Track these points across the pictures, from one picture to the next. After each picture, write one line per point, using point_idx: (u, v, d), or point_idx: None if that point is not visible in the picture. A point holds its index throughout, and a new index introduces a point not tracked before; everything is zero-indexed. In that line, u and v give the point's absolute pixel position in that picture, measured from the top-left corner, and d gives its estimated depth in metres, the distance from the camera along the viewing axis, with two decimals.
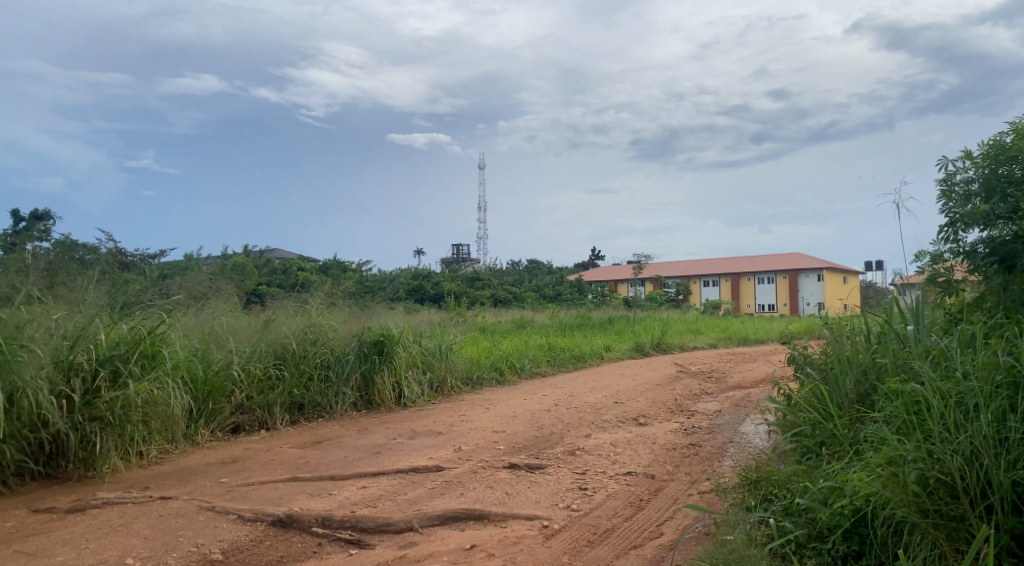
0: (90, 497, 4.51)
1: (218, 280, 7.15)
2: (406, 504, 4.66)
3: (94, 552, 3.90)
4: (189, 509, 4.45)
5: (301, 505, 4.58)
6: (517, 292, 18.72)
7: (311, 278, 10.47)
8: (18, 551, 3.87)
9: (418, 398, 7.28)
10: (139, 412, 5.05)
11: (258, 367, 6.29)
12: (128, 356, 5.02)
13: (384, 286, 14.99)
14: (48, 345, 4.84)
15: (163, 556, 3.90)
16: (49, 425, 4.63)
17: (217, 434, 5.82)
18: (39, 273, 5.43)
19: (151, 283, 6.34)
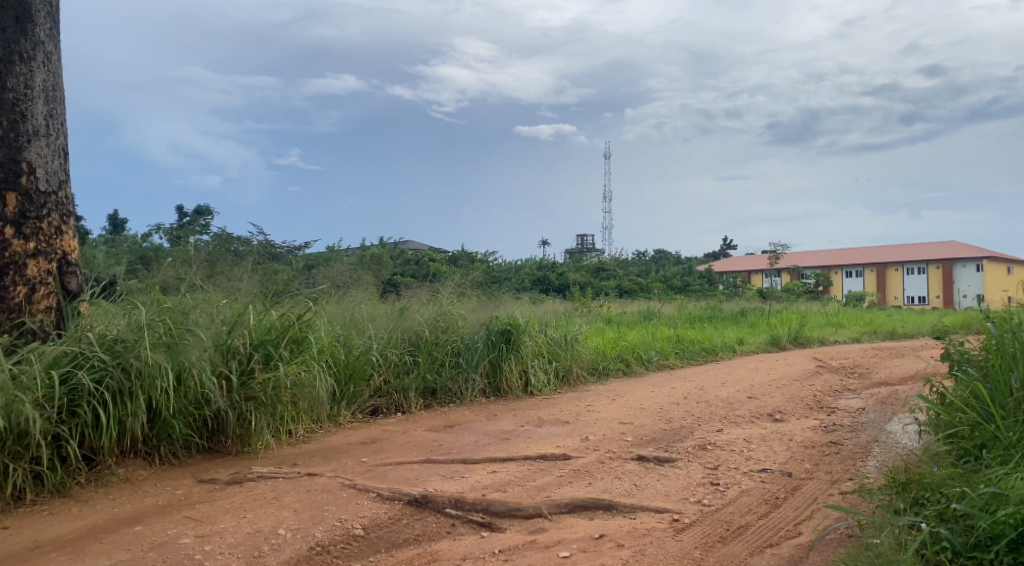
0: (247, 471, 4.90)
1: (358, 270, 7.54)
2: (535, 490, 4.74)
3: (251, 521, 4.24)
4: (334, 486, 4.74)
5: (435, 486, 4.76)
6: (643, 283, 18.47)
7: (442, 269, 10.82)
8: (187, 517, 4.26)
9: (544, 387, 7.36)
10: (288, 393, 5.43)
11: (394, 353, 6.57)
12: (279, 341, 5.50)
13: (511, 277, 15.27)
14: (210, 329, 5.27)
15: (311, 528, 4.18)
16: (212, 403, 5.06)
17: (357, 416, 6.14)
18: (200, 264, 5.95)
19: (298, 273, 6.78)
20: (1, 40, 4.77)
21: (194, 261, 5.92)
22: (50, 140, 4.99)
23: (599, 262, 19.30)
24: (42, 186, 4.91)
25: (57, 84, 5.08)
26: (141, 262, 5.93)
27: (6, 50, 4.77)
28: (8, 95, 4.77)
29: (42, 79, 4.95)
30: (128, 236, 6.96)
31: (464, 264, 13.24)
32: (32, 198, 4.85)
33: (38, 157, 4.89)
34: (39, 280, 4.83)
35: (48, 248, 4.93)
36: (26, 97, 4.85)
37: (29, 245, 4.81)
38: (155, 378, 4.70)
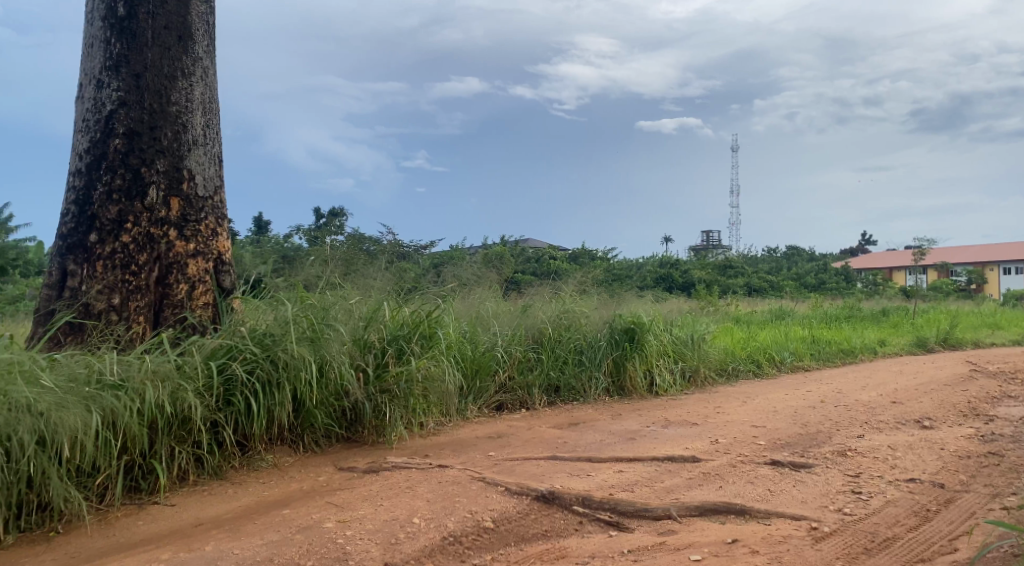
0: (383, 460, 5.12)
1: (482, 268, 7.71)
2: (664, 492, 4.67)
3: (387, 509, 4.42)
4: (464, 478, 4.87)
5: (562, 483, 4.78)
6: (774, 280, 17.75)
7: (564, 267, 10.86)
8: (329, 502, 4.50)
9: (669, 387, 7.24)
10: (420, 386, 5.63)
11: (518, 350, 6.66)
12: (410, 337, 5.72)
13: (634, 275, 15.12)
14: (348, 324, 5.54)
15: (443, 519, 4.30)
16: (350, 394, 5.32)
17: (483, 411, 6.26)
18: (337, 262, 6.28)
19: (426, 272, 7.03)
20: (166, 58, 5.21)
21: (332, 261, 6.25)
22: (207, 148, 5.41)
23: (725, 259, 18.75)
24: (201, 192, 5.33)
25: (213, 96, 5.50)
26: (284, 261, 6.32)
27: (171, 67, 5.22)
28: (173, 108, 5.21)
29: (200, 92, 5.37)
30: (271, 238, 7.46)
31: (587, 262, 13.22)
32: (192, 202, 5.28)
33: (197, 165, 5.32)
34: (198, 279, 5.25)
35: (206, 248, 5.35)
36: (187, 110, 5.28)
37: (189, 246, 5.23)
38: (299, 370, 4.99)
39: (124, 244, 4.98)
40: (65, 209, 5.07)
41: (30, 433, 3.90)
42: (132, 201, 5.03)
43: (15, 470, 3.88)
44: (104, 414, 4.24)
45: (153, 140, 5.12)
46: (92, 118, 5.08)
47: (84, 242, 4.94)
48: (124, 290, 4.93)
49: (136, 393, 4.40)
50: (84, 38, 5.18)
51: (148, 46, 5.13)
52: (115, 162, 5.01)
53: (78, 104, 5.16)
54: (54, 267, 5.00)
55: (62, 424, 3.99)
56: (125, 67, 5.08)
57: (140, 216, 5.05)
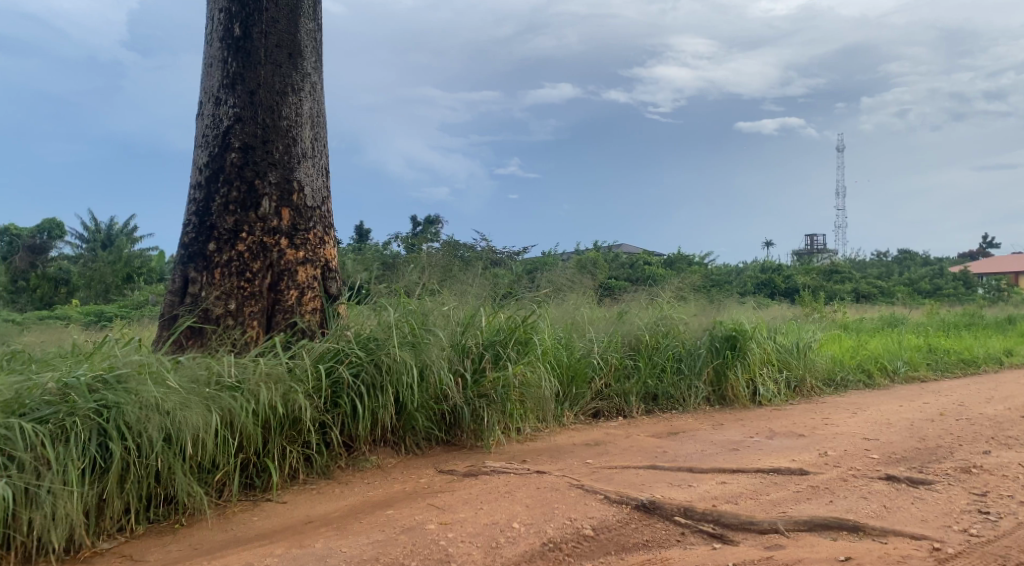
0: (481, 464, 5.17)
1: (577, 274, 7.71)
2: (770, 505, 4.51)
3: (487, 513, 4.46)
4: (562, 485, 4.86)
5: (662, 493, 4.70)
6: (884, 285, 16.88)
7: (659, 272, 10.71)
8: (431, 504, 4.59)
9: (773, 397, 7.01)
10: (516, 392, 5.66)
11: (614, 357, 6.60)
12: (507, 342, 5.77)
13: (734, 280, 14.74)
14: (446, 329, 5.65)
15: (543, 525, 4.30)
16: (449, 398, 5.42)
17: (580, 418, 6.23)
18: (435, 269, 6.42)
19: (521, 279, 7.09)
20: (278, 75, 5.46)
21: (430, 267, 6.39)
22: (315, 160, 5.64)
23: (830, 263, 18.00)
24: (309, 202, 5.56)
25: (320, 110, 5.74)
26: (384, 269, 6.52)
27: (282, 83, 5.47)
28: (283, 122, 5.46)
29: (309, 106, 5.61)
30: (372, 246, 7.70)
31: (685, 267, 13.00)
32: (302, 212, 5.51)
33: (305, 176, 5.55)
34: (307, 285, 5.47)
35: (314, 256, 5.58)
36: (296, 123, 5.52)
37: (299, 254, 5.46)
38: (401, 374, 5.12)
39: (239, 252, 5.26)
40: (186, 220, 5.40)
41: (159, 431, 4.17)
42: (247, 212, 5.30)
43: (145, 464, 4.16)
44: (223, 414, 4.49)
45: (265, 153, 5.38)
46: (211, 134, 5.39)
47: (204, 250, 5.25)
48: (239, 296, 5.21)
49: (251, 394, 4.64)
50: (204, 59, 5.51)
51: (261, 64, 5.40)
52: (232, 174, 5.30)
53: (198, 121, 5.49)
54: (177, 275, 5.33)
55: (186, 422, 4.25)
56: (241, 84, 5.36)
57: (254, 226, 5.32)
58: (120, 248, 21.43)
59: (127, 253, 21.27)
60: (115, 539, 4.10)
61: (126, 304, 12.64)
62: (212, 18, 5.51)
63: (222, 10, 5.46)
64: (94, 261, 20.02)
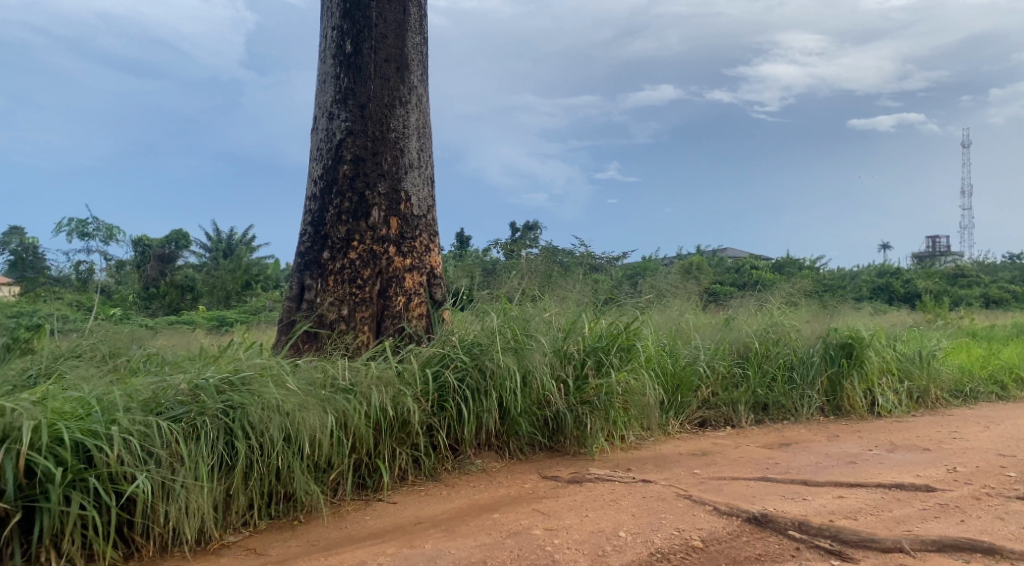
0: (586, 471, 5.15)
1: (681, 280, 7.58)
2: (893, 522, 4.27)
3: (593, 521, 4.43)
4: (669, 495, 4.77)
5: (775, 506, 4.54)
6: (1016, 289, 15.69)
7: (767, 277, 10.40)
8: (536, 510, 4.60)
9: (893, 408, 6.64)
10: (620, 400, 5.60)
11: (722, 365, 6.43)
12: (609, 348, 5.72)
13: (848, 284, 14.11)
14: (548, 335, 5.69)
15: (650, 534, 4.24)
16: (552, 404, 5.42)
17: (686, 426, 6.11)
18: (537, 275, 6.47)
19: (622, 285, 7.04)
20: (386, 89, 5.65)
21: (531, 274, 6.45)
22: (421, 170, 5.79)
23: (954, 267, 16.91)
24: (416, 211, 5.72)
25: (426, 122, 5.89)
26: (486, 275, 6.63)
27: (390, 97, 5.66)
28: (391, 134, 5.64)
29: (415, 118, 5.77)
30: (473, 253, 7.86)
31: (795, 271, 12.56)
32: (409, 220, 5.67)
33: (412, 186, 5.71)
34: (413, 292, 5.63)
35: (420, 263, 5.74)
36: (404, 135, 5.69)
37: (406, 261, 5.63)
38: (505, 379, 5.19)
39: (351, 260, 5.48)
40: (303, 230, 5.69)
41: (280, 430, 4.39)
42: (358, 221, 5.52)
43: (267, 462, 4.38)
44: (338, 415, 4.68)
45: (375, 164, 5.58)
46: (325, 147, 5.65)
47: (319, 258, 5.51)
48: (351, 302, 5.42)
49: (363, 396, 4.81)
50: (318, 75, 5.77)
51: (371, 79, 5.61)
52: (344, 186, 5.53)
53: (313, 136, 5.77)
54: (294, 282, 5.62)
55: (304, 423, 4.45)
56: (352, 99, 5.59)
57: (365, 234, 5.52)
58: (239, 257, 22.72)
59: (245, 261, 22.59)
60: (240, 533, 4.32)
61: (250, 309, 13.46)
62: (326, 36, 5.76)
63: (334, 28, 5.70)
64: (216, 268, 21.32)
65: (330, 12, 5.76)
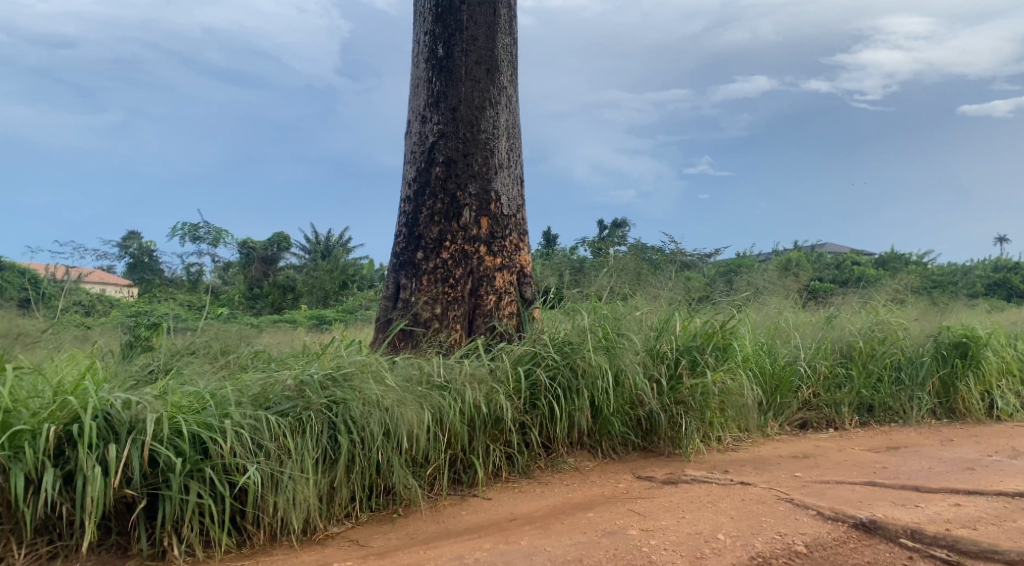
0: (681, 472, 5.06)
1: (779, 277, 7.37)
2: (1018, 533, 4.00)
3: (690, 522, 4.35)
4: (769, 498, 4.63)
5: (885, 512, 4.33)
6: None
7: (871, 273, 9.99)
8: (631, 510, 4.56)
9: (1015, 411, 6.26)
10: (717, 400, 5.48)
11: (824, 364, 6.19)
12: (704, 348, 5.62)
13: (960, 279, 13.36)
14: (640, 334, 5.62)
15: (750, 538, 4.12)
16: (645, 404, 5.36)
17: (785, 428, 5.92)
18: (629, 273, 6.41)
19: (717, 283, 6.89)
20: (477, 90, 5.73)
21: (623, 272, 6.39)
22: (510, 170, 5.84)
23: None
24: (506, 211, 5.78)
25: (515, 122, 5.94)
26: (576, 274, 6.61)
27: (481, 98, 5.73)
28: (482, 135, 5.71)
29: (505, 118, 5.82)
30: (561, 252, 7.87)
31: (901, 267, 12.00)
32: (499, 220, 5.73)
33: (502, 186, 5.76)
34: (504, 290, 5.68)
35: (510, 262, 5.78)
36: (494, 136, 5.75)
37: (496, 260, 5.68)
38: (597, 378, 5.16)
39: (443, 260, 5.58)
40: (397, 231, 5.83)
41: (380, 426, 4.51)
42: (450, 222, 5.62)
43: (367, 456, 4.51)
44: (434, 412, 4.77)
45: (466, 165, 5.66)
46: (418, 150, 5.77)
47: (413, 259, 5.65)
48: (444, 301, 5.52)
49: (458, 393, 4.89)
50: (411, 80, 5.91)
51: (462, 81, 5.69)
52: (436, 188, 5.64)
53: (406, 139, 5.91)
54: (390, 282, 5.77)
55: (403, 419, 4.56)
56: (444, 102, 5.69)
57: (456, 234, 5.62)
58: (335, 258, 23.55)
59: (341, 262, 23.44)
60: (343, 525, 4.47)
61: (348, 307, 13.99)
62: (418, 41, 5.89)
63: (426, 33, 5.82)
64: (315, 267, 22.17)
65: (422, 17, 5.88)
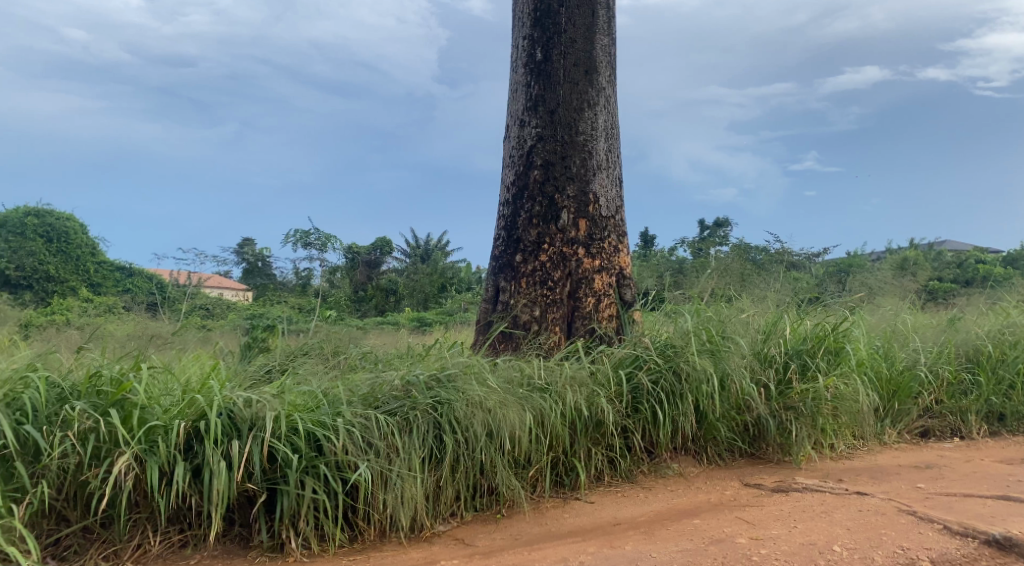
0: (792, 480, 4.88)
1: (894, 278, 7.02)
2: None
3: (803, 532, 4.19)
4: (890, 510, 4.40)
5: (1020, 529, 4.03)
6: None
7: (998, 271, 9.37)
8: (739, 518, 4.43)
9: None
10: (830, 406, 5.24)
11: (947, 369, 5.84)
12: (815, 352, 5.41)
13: None
14: (747, 337, 5.46)
15: (870, 551, 3.92)
16: (752, 409, 5.20)
17: (905, 436, 5.61)
18: (733, 274, 6.26)
19: (827, 284, 6.63)
20: (576, 93, 5.72)
21: (727, 273, 6.24)
22: (609, 171, 5.81)
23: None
24: (605, 212, 5.74)
25: (614, 123, 5.90)
26: (678, 275, 6.51)
27: (580, 100, 5.72)
28: (581, 137, 5.70)
29: (604, 119, 5.79)
30: (661, 253, 7.77)
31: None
32: (598, 222, 5.70)
33: (601, 188, 5.73)
34: (604, 292, 5.64)
35: (610, 264, 5.74)
36: (593, 137, 5.73)
37: (595, 262, 5.65)
38: (702, 382, 5.05)
39: (542, 263, 5.60)
40: (497, 235, 5.91)
41: (483, 426, 4.57)
42: (548, 225, 5.64)
43: (472, 457, 4.58)
44: (535, 414, 4.79)
45: (564, 168, 5.66)
46: (517, 154, 5.82)
47: (512, 262, 5.70)
48: (543, 304, 5.54)
49: (559, 396, 4.89)
50: (510, 84, 5.97)
51: (560, 84, 5.70)
52: (535, 191, 5.68)
53: (505, 143, 5.98)
54: (490, 285, 5.85)
55: (505, 420, 4.60)
56: (543, 105, 5.72)
57: (555, 237, 5.63)
58: (435, 261, 24.10)
59: (439, 264, 23.96)
60: (449, 523, 4.55)
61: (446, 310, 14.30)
62: (517, 45, 5.94)
63: (526, 37, 5.86)
64: (415, 271, 22.74)
65: (521, 21, 5.93)
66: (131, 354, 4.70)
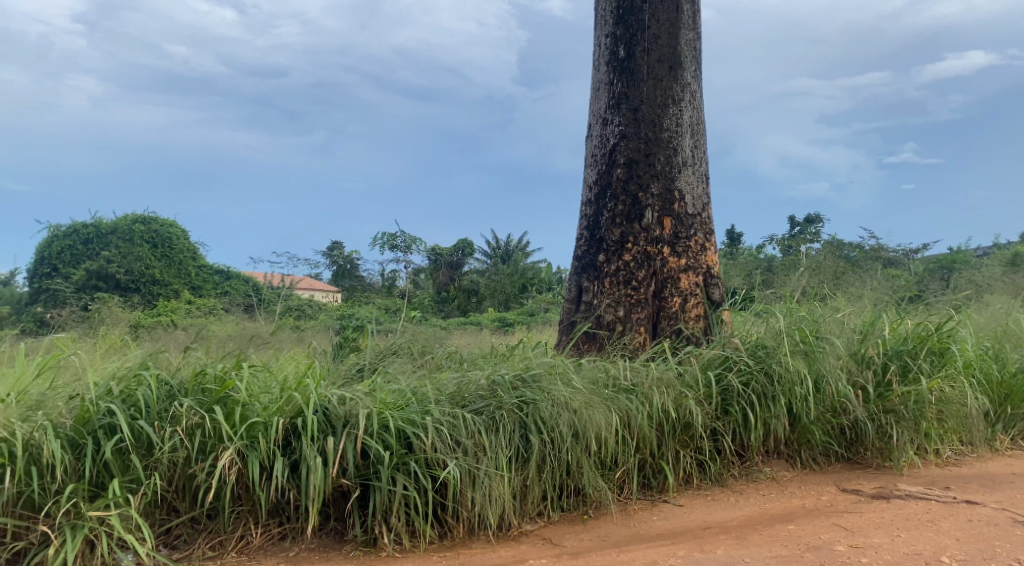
0: (893, 487, 4.67)
1: (1003, 274, 6.63)
2: None
3: (907, 541, 3.99)
4: (1003, 520, 4.15)
5: None
6: None
7: None
8: (837, 525, 4.26)
9: None
10: (934, 409, 5.00)
11: None
12: (917, 353, 5.16)
13: None
14: (842, 337, 5.25)
15: (982, 563, 3.71)
16: (849, 412, 4.99)
17: (1019, 443, 5.29)
18: (827, 272, 6.06)
19: (929, 282, 6.32)
20: (660, 89, 5.65)
21: (821, 271, 6.04)
22: (695, 168, 5.70)
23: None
24: (691, 210, 5.64)
25: (699, 119, 5.78)
26: (768, 273, 6.35)
27: (664, 96, 5.64)
28: (665, 134, 5.62)
29: (689, 115, 5.69)
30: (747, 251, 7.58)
31: None
32: (683, 220, 5.60)
33: (686, 185, 5.63)
34: (690, 292, 5.54)
35: (696, 263, 5.63)
36: (678, 134, 5.64)
37: (681, 261, 5.55)
38: (795, 384, 4.89)
39: (626, 262, 5.55)
40: (580, 235, 5.89)
41: (569, 426, 4.56)
42: (632, 224, 5.58)
43: (559, 457, 4.58)
44: (621, 415, 4.74)
45: (648, 165, 5.59)
46: (599, 153, 5.79)
47: (595, 262, 5.67)
48: (627, 304, 5.48)
49: (645, 397, 4.84)
50: (592, 83, 5.95)
51: (644, 81, 5.64)
52: (618, 189, 5.63)
53: (588, 142, 5.95)
54: (573, 285, 5.84)
55: (591, 421, 4.58)
56: (626, 103, 5.66)
57: (639, 236, 5.56)
58: (515, 262, 24.25)
59: (518, 265, 24.08)
60: (536, 523, 4.56)
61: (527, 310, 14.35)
62: (600, 44, 5.91)
63: (608, 35, 5.83)
64: (496, 271, 22.94)
65: (604, 19, 5.90)
66: (232, 354, 4.92)
